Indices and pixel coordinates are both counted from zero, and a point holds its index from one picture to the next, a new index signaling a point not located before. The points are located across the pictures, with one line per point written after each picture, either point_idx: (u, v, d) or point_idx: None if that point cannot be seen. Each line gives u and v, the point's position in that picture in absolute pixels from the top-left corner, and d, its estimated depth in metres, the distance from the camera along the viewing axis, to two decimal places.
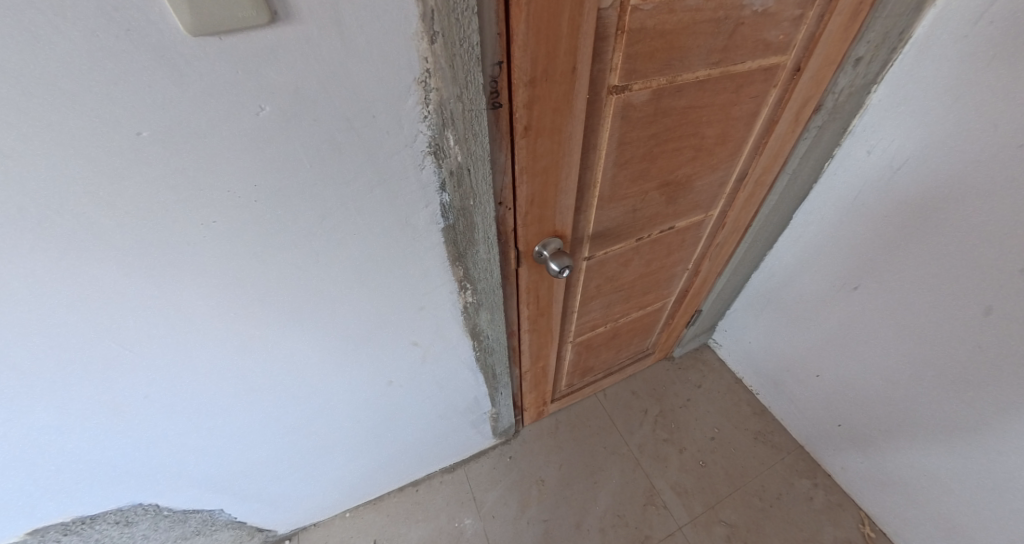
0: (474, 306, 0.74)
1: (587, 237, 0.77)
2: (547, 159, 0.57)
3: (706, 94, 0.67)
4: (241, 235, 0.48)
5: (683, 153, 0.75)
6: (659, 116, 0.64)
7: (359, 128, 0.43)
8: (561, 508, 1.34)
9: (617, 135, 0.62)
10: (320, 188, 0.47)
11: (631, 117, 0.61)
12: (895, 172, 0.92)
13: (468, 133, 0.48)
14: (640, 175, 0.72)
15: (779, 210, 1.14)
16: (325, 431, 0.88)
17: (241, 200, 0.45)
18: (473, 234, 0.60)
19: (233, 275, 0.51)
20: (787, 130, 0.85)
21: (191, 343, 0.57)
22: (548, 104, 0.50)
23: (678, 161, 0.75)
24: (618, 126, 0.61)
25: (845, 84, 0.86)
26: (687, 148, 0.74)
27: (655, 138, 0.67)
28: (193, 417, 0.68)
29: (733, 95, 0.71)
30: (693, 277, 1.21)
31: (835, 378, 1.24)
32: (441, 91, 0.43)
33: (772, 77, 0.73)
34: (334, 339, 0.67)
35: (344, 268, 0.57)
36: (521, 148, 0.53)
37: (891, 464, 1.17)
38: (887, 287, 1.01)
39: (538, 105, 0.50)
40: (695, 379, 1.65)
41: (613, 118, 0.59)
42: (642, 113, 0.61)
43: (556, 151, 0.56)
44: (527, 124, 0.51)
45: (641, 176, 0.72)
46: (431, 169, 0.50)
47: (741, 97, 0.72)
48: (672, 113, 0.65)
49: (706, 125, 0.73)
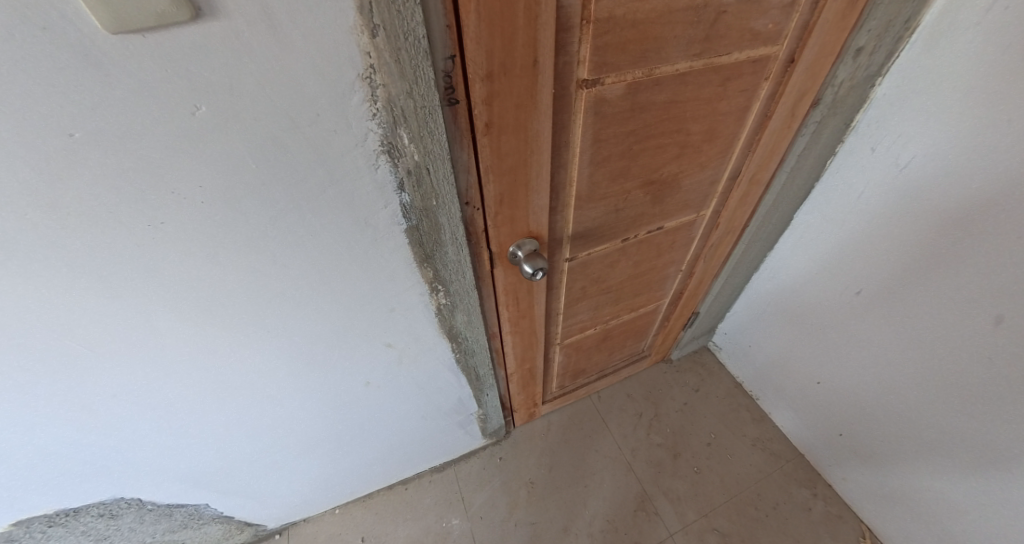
0: (448, 308, 0.73)
1: (567, 237, 0.74)
2: (514, 158, 0.54)
3: (689, 87, 0.63)
4: (190, 236, 0.47)
5: (668, 151, 0.72)
6: (636, 112, 0.61)
7: (304, 126, 0.42)
8: (549, 510, 1.33)
9: (591, 131, 0.59)
10: (270, 189, 0.45)
11: (605, 112, 0.58)
12: (901, 171, 0.88)
13: (423, 131, 0.46)
14: (620, 173, 0.69)
15: (779, 210, 1.10)
16: (305, 430, 0.88)
17: (187, 201, 0.43)
18: (439, 234, 0.58)
19: (190, 276, 0.51)
20: (782, 126, 0.82)
21: (154, 343, 0.57)
22: (509, 100, 0.48)
23: (662, 158, 0.72)
24: (592, 122, 0.58)
25: (845, 78, 0.81)
26: (672, 145, 0.71)
27: (635, 135, 0.64)
28: (168, 415, 0.69)
29: (720, 89, 0.67)
30: (688, 279, 1.18)
31: (836, 384, 1.20)
32: (389, 88, 0.41)
33: (762, 70, 0.69)
34: (304, 341, 0.67)
35: (306, 270, 0.56)
36: (483, 146, 0.51)
37: (895, 477, 1.13)
38: (892, 291, 0.96)
39: (498, 100, 0.47)
40: (694, 383, 1.61)
41: (585, 114, 0.56)
42: (617, 108, 0.59)
43: (523, 149, 0.54)
44: (487, 121, 0.49)
45: (622, 175, 0.70)
46: (386, 169, 0.48)
47: (729, 91, 0.69)
48: (651, 107, 0.62)
49: (691, 121, 0.69)
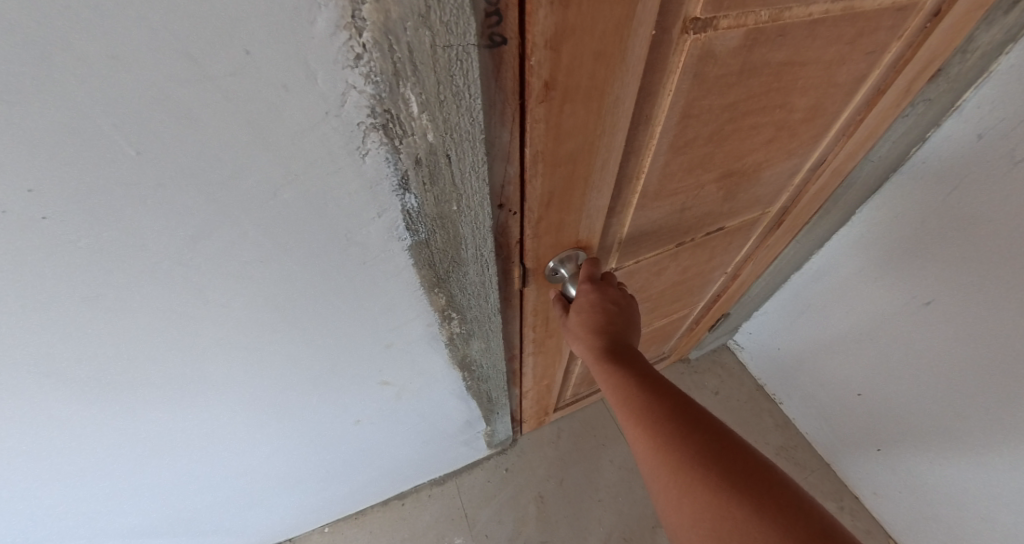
0: (462, 338, 0.55)
1: (618, 244, 0.56)
2: (576, 141, 0.35)
3: (814, 43, 0.44)
4: (48, 269, 0.27)
5: (760, 133, 0.53)
6: (745, 75, 0.42)
7: (220, 79, 0.21)
8: (560, 528, 1.20)
9: (681, 102, 0.40)
10: (178, 192, 0.26)
11: (708, 73, 0.39)
12: (1013, 167, 0.71)
13: (445, 90, 0.26)
14: (699, 163, 0.50)
15: (845, 205, 0.92)
16: (282, 469, 0.72)
17: (17, 218, 0.24)
18: (458, 251, 0.39)
19: (69, 324, 0.32)
20: (891, 105, 0.64)
21: (40, 407, 0.38)
22: (587, 42, 0.29)
23: (752, 144, 0.54)
24: (686, 88, 0.39)
25: (985, 41, 0.63)
26: (768, 126, 0.52)
27: (731, 110, 0.46)
28: (91, 474, 0.52)
29: (846, 48, 0.48)
30: (730, 281, 1.01)
31: (881, 399, 1.06)
32: (386, 5, 0.21)
33: (901, 23, 0.50)
34: (270, 384, 0.49)
35: (258, 304, 0.37)
36: (537, 120, 0.32)
37: (943, 502, 1.01)
38: (975, 306, 0.81)
39: (570, 42, 0.28)
40: (713, 385, 1.46)
41: (681, 75, 0.37)
42: (724, 69, 0.39)
43: (592, 128, 0.35)
44: (548, 78, 0.29)
45: (701, 164, 0.51)
46: (380, 156, 0.29)
47: (855, 52, 0.50)
48: (765, 70, 0.43)
49: (799, 93, 0.50)
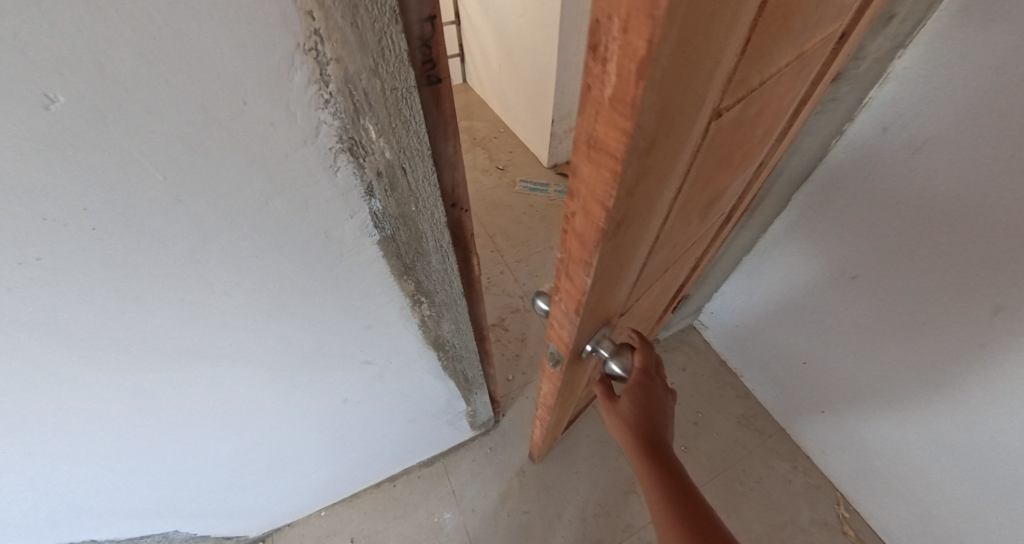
0: (433, 320, 0.63)
1: (636, 293, 0.61)
2: (626, 245, 0.40)
3: (779, 87, 0.51)
4: (89, 270, 0.35)
5: (736, 163, 0.60)
6: (741, 128, 0.47)
7: (222, 121, 0.29)
8: (541, 499, 1.30)
9: (700, 172, 0.45)
10: (191, 204, 0.33)
11: (722, 142, 0.44)
12: (912, 154, 0.80)
13: (396, 120, 0.34)
14: (698, 206, 0.56)
15: (779, 193, 1.02)
16: (278, 450, 0.80)
17: (69, 230, 0.31)
18: (421, 244, 0.48)
19: (100, 315, 0.39)
20: (810, 109, 0.74)
21: (73, 390, 0.46)
22: (651, 178, 0.33)
23: (731, 174, 0.60)
24: (706, 162, 0.44)
25: (874, 48, 0.73)
26: (740, 155, 0.59)
27: (725, 159, 0.51)
28: (112, 454, 0.59)
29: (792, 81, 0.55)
30: (693, 272, 1.11)
31: (822, 366, 1.17)
32: (344, 63, 0.29)
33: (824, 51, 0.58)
34: (265, 367, 0.57)
35: (253, 294, 0.45)
36: (604, 245, 0.36)
37: (877, 453, 1.14)
38: (885, 280, 0.93)
39: (640, 185, 0.32)
40: (681, 362, 1.57)
41: (705, 153, 0.42)
42: (731, 132, 0.44)
43: (639, 230, 0.40)
44: (620, 216, 0.34)
45: (700, 204, 0.57)
46: (349, 171, 0.37)
47: (798, 80, 0.57)
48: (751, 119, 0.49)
49: (759, 124, 0.57)
